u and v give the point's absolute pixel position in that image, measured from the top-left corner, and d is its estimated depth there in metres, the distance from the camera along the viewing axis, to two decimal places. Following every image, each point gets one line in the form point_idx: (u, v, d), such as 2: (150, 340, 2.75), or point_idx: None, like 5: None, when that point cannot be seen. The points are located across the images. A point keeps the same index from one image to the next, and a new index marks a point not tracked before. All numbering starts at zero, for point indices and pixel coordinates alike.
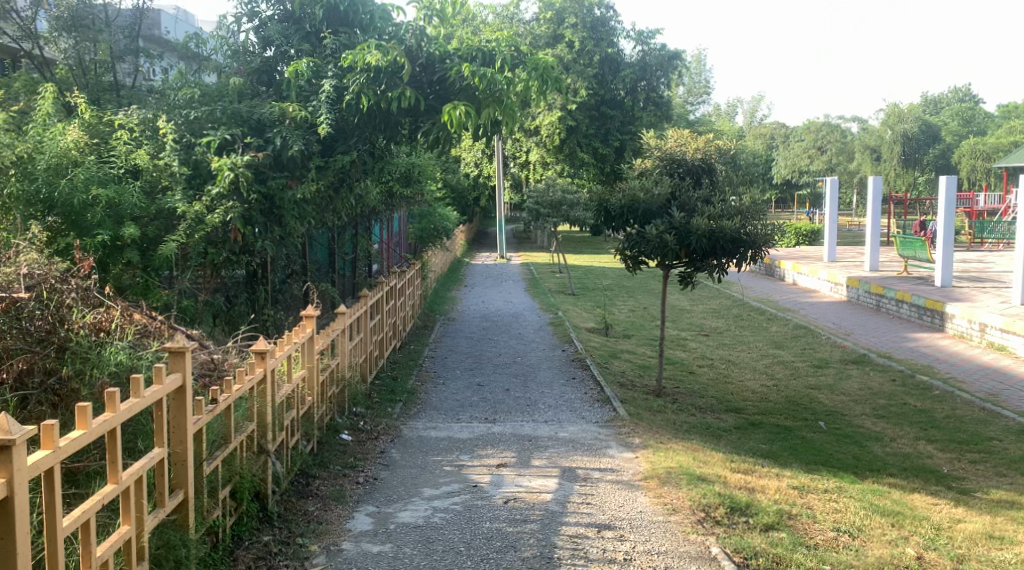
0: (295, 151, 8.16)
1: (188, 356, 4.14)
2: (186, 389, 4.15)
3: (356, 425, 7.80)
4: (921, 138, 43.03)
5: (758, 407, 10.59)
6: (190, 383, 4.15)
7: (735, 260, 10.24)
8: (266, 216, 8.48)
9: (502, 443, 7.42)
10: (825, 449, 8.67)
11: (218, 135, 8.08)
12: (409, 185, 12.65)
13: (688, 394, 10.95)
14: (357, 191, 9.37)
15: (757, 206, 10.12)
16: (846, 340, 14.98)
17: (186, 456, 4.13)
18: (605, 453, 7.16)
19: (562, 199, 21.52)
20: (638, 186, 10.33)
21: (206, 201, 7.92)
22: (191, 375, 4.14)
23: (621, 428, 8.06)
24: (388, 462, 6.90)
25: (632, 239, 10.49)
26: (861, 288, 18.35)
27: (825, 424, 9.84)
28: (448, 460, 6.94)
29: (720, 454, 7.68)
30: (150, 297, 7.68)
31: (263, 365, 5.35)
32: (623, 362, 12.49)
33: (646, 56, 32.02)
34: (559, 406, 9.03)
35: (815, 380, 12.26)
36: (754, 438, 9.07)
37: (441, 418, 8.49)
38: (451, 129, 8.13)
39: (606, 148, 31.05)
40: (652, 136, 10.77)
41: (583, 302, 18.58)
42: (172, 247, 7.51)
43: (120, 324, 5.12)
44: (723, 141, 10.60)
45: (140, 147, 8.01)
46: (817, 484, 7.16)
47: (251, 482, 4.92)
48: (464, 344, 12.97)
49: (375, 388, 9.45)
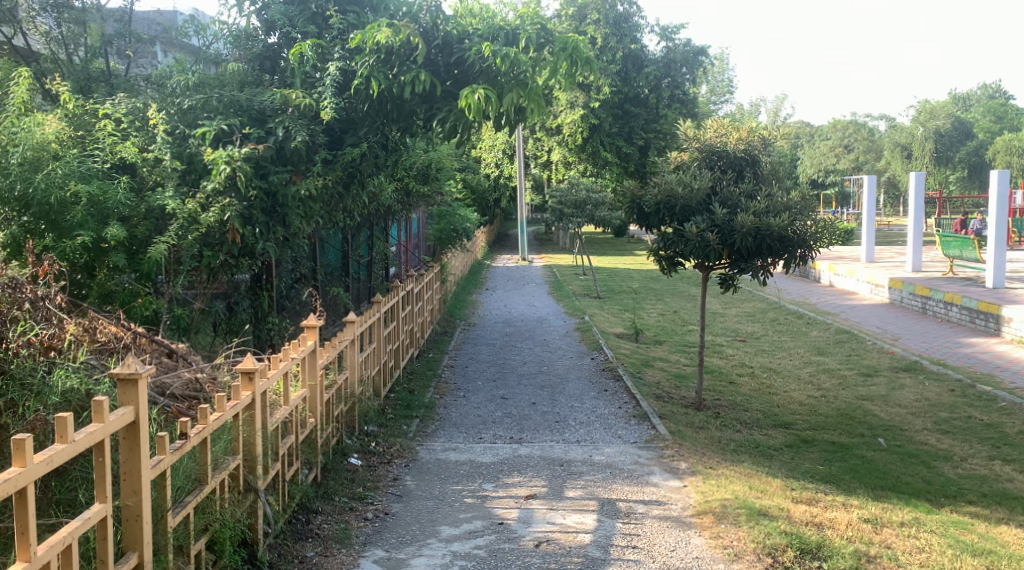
0: (298, 142, 7.34)
1: (142, 384, 3.36)
2: (141, 424, 3.37)
3: (366, 447, 7.00)
4: (955, 136, 41.85)
5: (808, 421, 9.71)
6: (145, 416, 3.38)
7: (782, 261, 9.36)
8: (268, 215, 7.63)
9: (531, 469, 6.57)
10: (891, 471, 7.77)
11: (214, 125, 7.24)
12: (427, 182, 11.82)
13: (730, 408, 10.06)
14: (369, 188, 8.55)
15: (807, 201, 9.22)
16: (894, 346, 14.05)
17: (141, 510, 3.36)
18: (649, 481, 6.30)
19: (588, 198, 20.63)
20: (676, 179, 9.43)
21: (200, 198, 7.11)
22: (145, 407, 3.37)
23: (664, 451, 7.18)
24: (402, 492, 6.07)
25: (668, 238, 9.60)
26: (905, 290, 17.36)
27: (885, 441, 8.94)
28: (469, 489, 6.11)
29: (777, 480, 6.79)
30: (137, 307, 6.90)
31: (252, 388, 4.54)
32: (657, 371, 11.60)
33: (670, 53, 31.13)
34: (592, 423, 8.17)
35: (866, 391, 11.33)
36: (808, 458, 8.18)
37: (462, 437, 7.67)
38: (471, 116, 7.29)
39: (630, 147, 30.07)
40: (690, 126, 9.90)
41: (610, 306, 17.70)
42: (161, 250, 6.75)
43: (78, 342, 4.41)
44: (767, 130, 9.73)
45: (127, 139, 7.21)
46: (890, 516, 6.25)
47: (234, 530, 4.07)
48: (486, 351, 12.14)
49: (390, 403, 8.64)
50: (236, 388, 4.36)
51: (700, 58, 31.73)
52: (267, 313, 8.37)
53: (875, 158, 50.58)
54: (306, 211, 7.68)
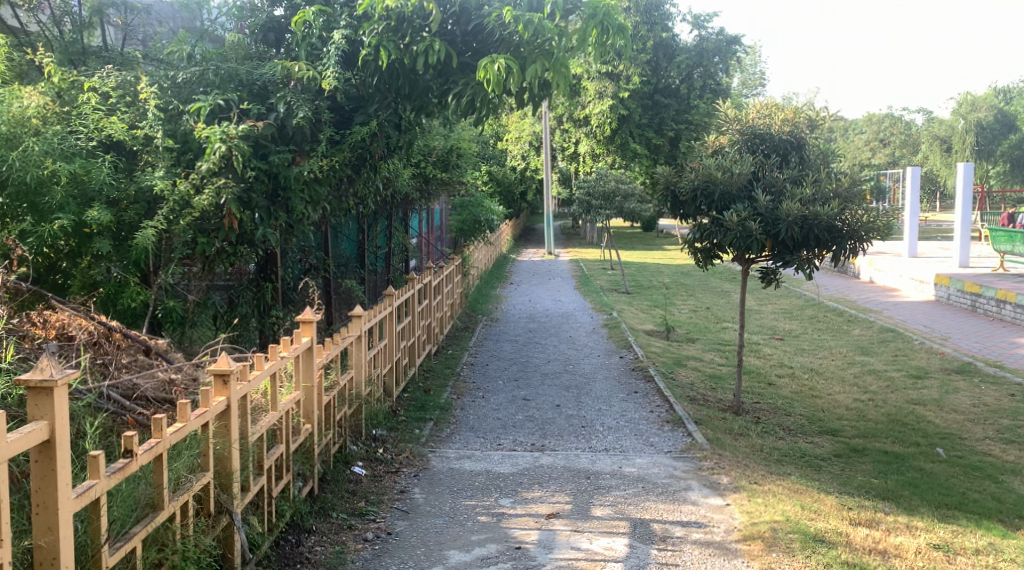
0: (300, 119, 6.65)
1: (59, 397, 2.93)
2: (59, 447, 2.96)
3: (373, 453, 6.33)
4: (999, 128, 40.37)
5: (857, 428, 8.96)
6: (62, 437, 2.96)
7: (831, 253, 8.56)
8: (270, 200, 6.88)
9: (553, 482, 5.88)
10: (954, 487, 7.05)
11: (210, 99, 6.52)
12: (447, 169, 11.14)
13: (771, 413, 9.33)
14: (381, 172, 7.88)
15: (858, 188, 8.46)
16: (944, 345, 13.24)
17: (57, 552, 2.95)
18: (686, 498, 5.60)
19: (617, 189, 19.84)
20: (715, 164, 8.66)
21: (193, 179, 6.37)
22: (62, 425, 2.95)
23: (702, 463, 6.45)
24: (409, 507, 5.40)
25: (705, 228, 8.85)
26: (953, 287, 16.49)
27: (944, 453, 8.20)
28: (484, 504, 5.45)
29: (831, 497, 6.07)
30: (123, 297, 6.28)
31: (226, 393, 3.90)
32: (690, 371, 10.86)
33: (703, 42, 30.20)
34: (621, 429, 7.47)
35: (916, 395, 10.53)
36: (859, 470, 7.46)
37: (479, 443, 7.00)
38: (489, 90, 6.58)
39: (660, 138, 29.18)
40: (729, 106, 9.14)
41: (639, 301, 16.94)
42: (148, 237, 6.10)
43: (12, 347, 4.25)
44: (814, 110, 8.96)
45: (114, 114, 6.47)
46: (962, 541, 5.53)
47: (197, 563, 3.48)
48: (509, 348, 11.47)
49: (403, 404, 8.00)
50: (206, 395, 3.72)
51: (733, 48, 30.68)
52: (271, 304, 7.63)
53: (911, 152, 49.29)
54: (311, 196, 6.96)
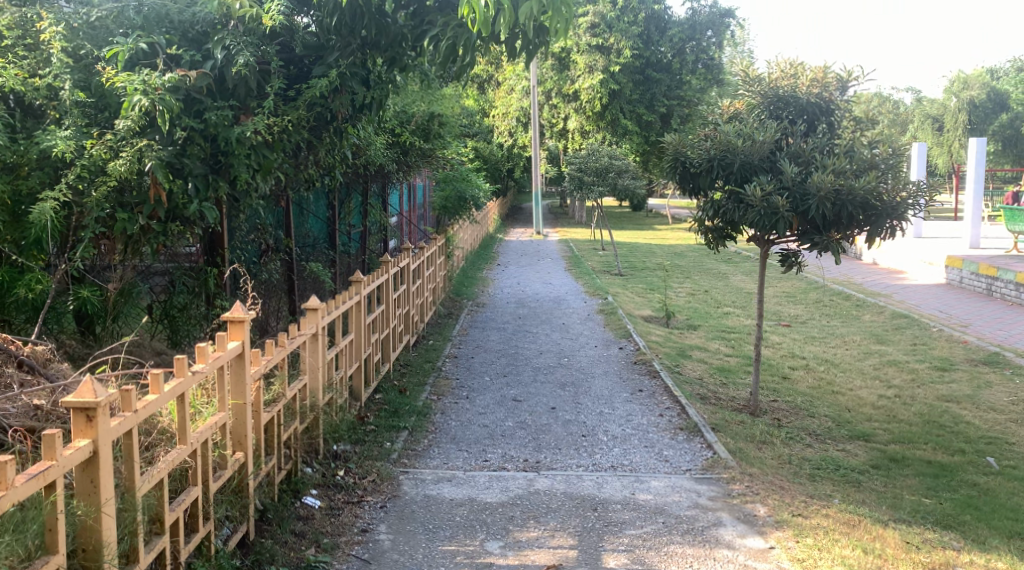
0: (240, 66, 5.42)
1: None
2: None
3: (330, 476, 5.17)
4: (993, 107, 39.16)
5: (891, 431, 7.88)
6: None
7: (867, 233, 7.44)
8: (209, 166, 5.61)
9: (552, 516, 4.76)
10: (1018, 508, 5.97)
11: (130, 41, 5.27)
12: (427, 137, 9.93)
13: (792, 413, 8.23)
14: (346, 135, 6.66)
15: (899, 157, 7.33)
16: (966, 333, 12.19)
17: None
18: (720, 539, 4.52)
19: (609, 164, 18.61)
20: (735, 131, 7.50)
21: (108, 140, 5.13)
22: None
23: (731, 486, 5.34)
24: (371, 555, 4.27)
25: (720, 204, 7.68)
26: (967, 269, 15.44)
27: (995, 463, 7.13)
28: (467, 551, 4.35)
29: (890, 531, 4.97)
30: (20, 286, 5.11)
31: (92, 435, 2.97)
32: (697, 365, 9.74)
33: (696, 14, 28.71)
34: (629, 440, 6.34)
35: (946, 390, 9.46)
36: (903, 484, 6.39)
37: (461, 458, 5.86)
38: (472, 30, 5.35)
39: (651, 114, 27.95)
40: (748, 63, 7.97)
41: (634, 284, 15.84)
42: (45, 211, 4.87)
43: None
44: (844, 70, 7.78)
45: (10, 60, 5.26)
46: None
47: None
48: (495, 338, 10.31)
49: (372, 408, 6.85)
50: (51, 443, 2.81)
51: (726, 20, 29.24)
52: (216, 293, 6.31)
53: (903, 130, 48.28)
54: (259, 162, 5.73)
